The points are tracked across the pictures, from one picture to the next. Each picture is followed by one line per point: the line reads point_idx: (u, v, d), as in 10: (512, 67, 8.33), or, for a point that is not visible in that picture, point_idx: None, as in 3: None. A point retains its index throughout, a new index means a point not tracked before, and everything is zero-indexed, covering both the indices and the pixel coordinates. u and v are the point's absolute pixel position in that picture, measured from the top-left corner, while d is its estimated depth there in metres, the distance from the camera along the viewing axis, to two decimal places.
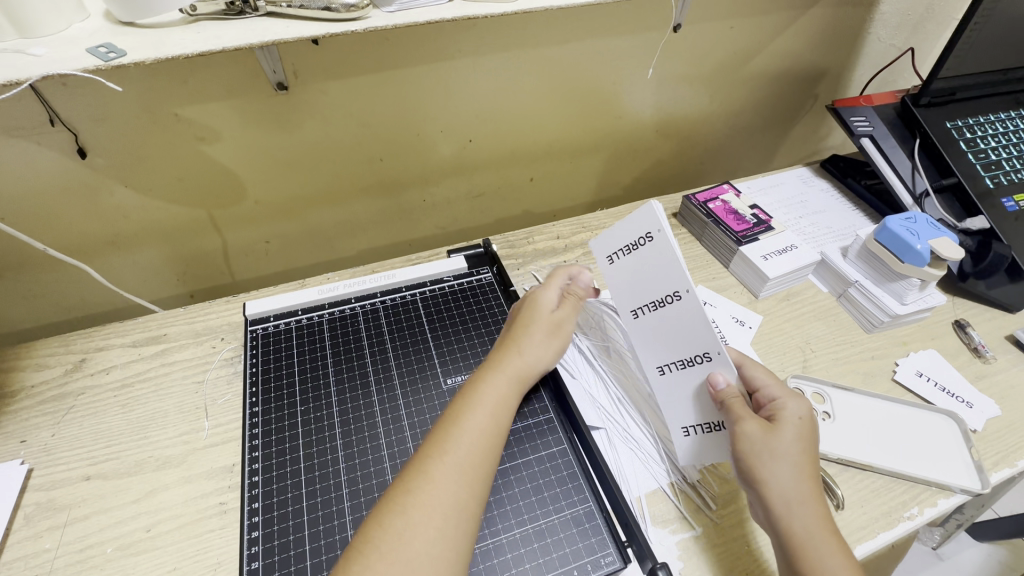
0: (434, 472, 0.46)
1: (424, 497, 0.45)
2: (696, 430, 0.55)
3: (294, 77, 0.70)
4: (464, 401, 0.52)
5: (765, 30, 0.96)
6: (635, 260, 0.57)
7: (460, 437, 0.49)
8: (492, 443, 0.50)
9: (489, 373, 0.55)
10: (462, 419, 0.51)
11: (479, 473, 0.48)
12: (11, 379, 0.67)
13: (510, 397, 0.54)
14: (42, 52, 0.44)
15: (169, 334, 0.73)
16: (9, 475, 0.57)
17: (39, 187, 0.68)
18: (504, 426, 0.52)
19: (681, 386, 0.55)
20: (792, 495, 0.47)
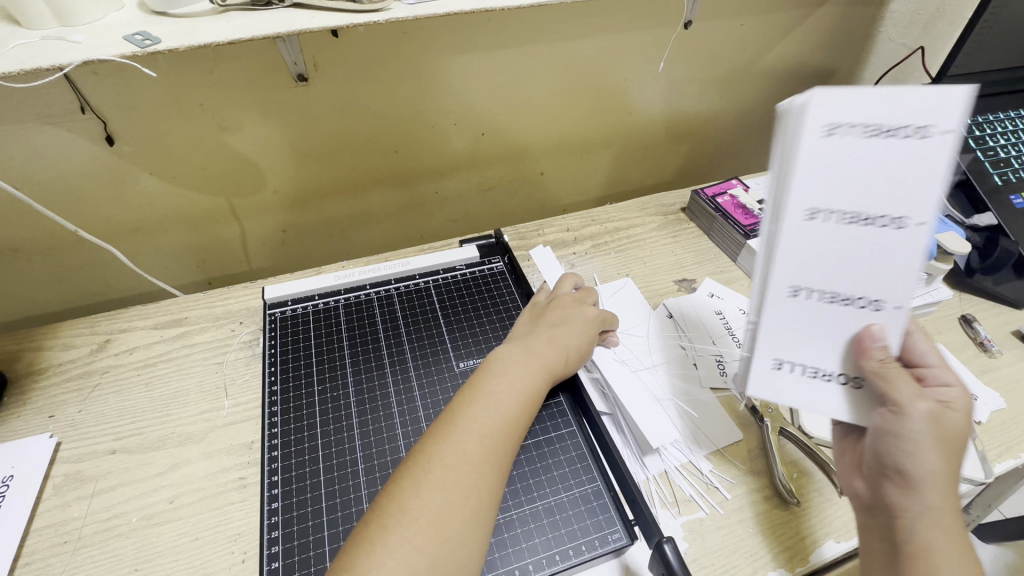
0: (465, 450, 0.47)
1: (460, 474, 0.45)
2: (792, 367, 0.44)
3: (313, 69, 0.72)
4: (498, 384, 0.53)
5: (775, 27, 0.97)
6: (874, 149, 0.38)
7: (490, 419, 0.50)
8: (517, 424, 0.51)
9: (515, 356, 0.56)
10: (495, 401, 0.51)
11: (507, 458, 0.49)
12: (38, 357, 0.69)
13: (540, 385, 0.55)
14: (81, 39, 0.47)
15: (190, 317, 0.75)
16: (38, 447, 0.60)
17: (67, 173, 0.71)
18: (528, 408, 0.53)
19: (811, 319, 0.43)
20: (945, 489, 0.39)
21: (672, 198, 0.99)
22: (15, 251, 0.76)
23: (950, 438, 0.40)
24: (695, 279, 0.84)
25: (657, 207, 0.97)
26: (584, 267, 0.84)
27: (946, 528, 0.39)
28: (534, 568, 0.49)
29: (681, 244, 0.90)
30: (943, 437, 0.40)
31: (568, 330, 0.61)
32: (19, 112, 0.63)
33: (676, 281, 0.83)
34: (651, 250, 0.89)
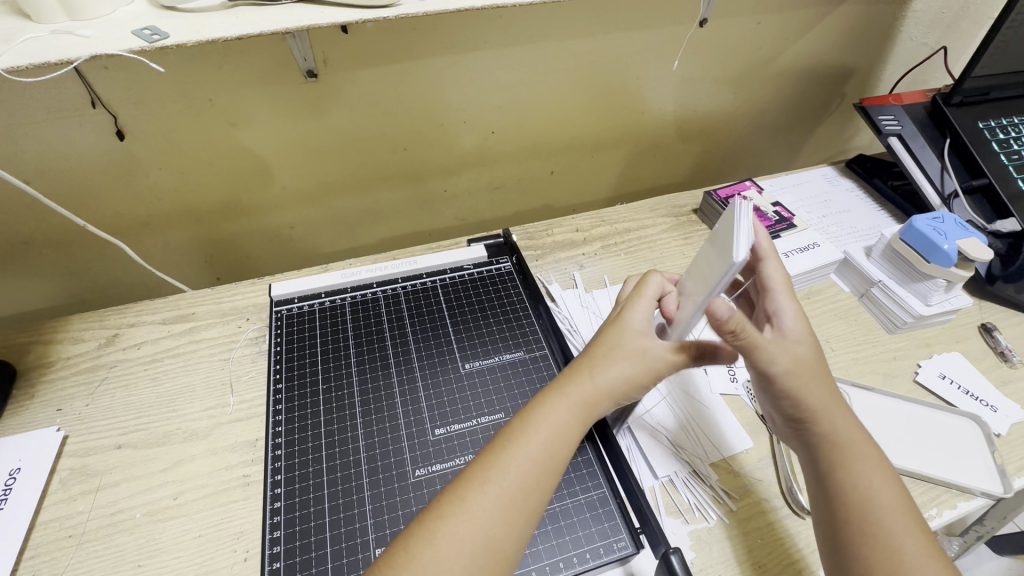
0: (469, 500, 0.44)
1: (456, 530, 0.42)
2: None
3: (323, 65, 0.71)
4: (520, 430, 0.48)
5: (793, 26, 0.95)
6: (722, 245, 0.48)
7: (508, 470, 0.46)
8: (542, 477, 0.46)
9: (551, 395, 0.51)
10: (512, 447, 0.47)
11: (520, 512, 0.44)
12: (48, 350, 0.70)
13: (572, 427, 0.49)
14: (90, 33, 0.46)
15: (198, 312, 0.75)
16: (45, 440, 0.60)
17: (78, 167, 0.71)
18: (558, 459, 0.48)
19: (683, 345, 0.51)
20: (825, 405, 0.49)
21: (684, 199, 0.98)
22: (27, 245, 0.76)
23: (795, 363, 0.48)
24: None
25: (668, 208, 0.96)
26: (594, 268, 0.83)
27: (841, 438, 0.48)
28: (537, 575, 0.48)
29: (692, 246, 0.89)
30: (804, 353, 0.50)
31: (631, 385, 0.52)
32: (31, 107, 0.63)
33: None
34: (662, 251, 0.87)
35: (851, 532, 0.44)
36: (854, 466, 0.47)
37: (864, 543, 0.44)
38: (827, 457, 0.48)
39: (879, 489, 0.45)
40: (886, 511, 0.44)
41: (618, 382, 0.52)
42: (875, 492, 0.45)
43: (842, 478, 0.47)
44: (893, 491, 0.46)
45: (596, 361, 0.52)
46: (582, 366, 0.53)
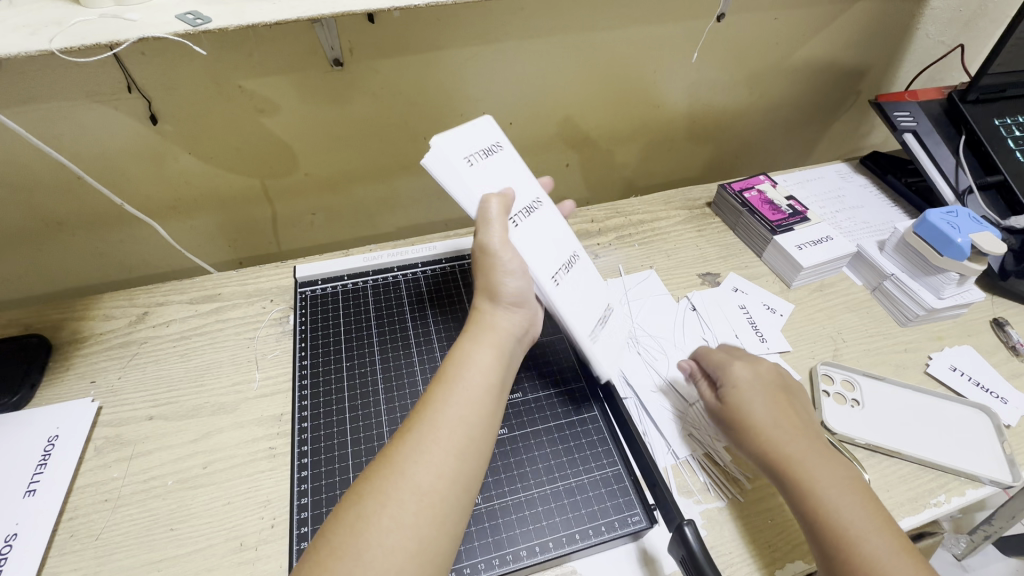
0: (393, 457, 0.43)
1: (386, 484, 0.41)
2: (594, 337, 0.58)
3: (349, 54, 0.73)
4: (440, 381, 0.48)
5: (810, 22, 0.96)
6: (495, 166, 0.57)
7: (428, 422, 0.45)
8: (469, 414, 0.46)
9: (462, 341, 0.52)
10: (433, 397, 0.47)
11: (447, 452, 0.43)
12: (82, 325, 0.73)
13: (489, 363, 0.50)
14: (137, 17, 0.48)
15: (224, 293, 0.77)
16: (81, 410, 0.62)
17: (111, 149, 0.73)
18: (479, 393, 0.47)
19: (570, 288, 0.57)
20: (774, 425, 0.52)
21: (698, 193, 0.99)
22: (61, 226, 0.79)
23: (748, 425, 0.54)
24: (720, 274, 0.84)
25: (682, 201, 0.97)
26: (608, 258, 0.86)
27: (800, 455, 0.50)
28: (554, 545, 0.50)
29: (705, 238, 0.90)
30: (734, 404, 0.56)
31: (508, 284, 0.53)
32: (71, 91, 0.66)
33: (700, 275, 0.84)
34: (675, 243, 0.89)
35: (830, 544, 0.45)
36: (811, 476, 0.48)
37: (841, 552, 0.44)
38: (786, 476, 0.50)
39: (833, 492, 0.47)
40: (845, 513, 0.46)
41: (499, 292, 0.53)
42: (828, 497, 0.47)
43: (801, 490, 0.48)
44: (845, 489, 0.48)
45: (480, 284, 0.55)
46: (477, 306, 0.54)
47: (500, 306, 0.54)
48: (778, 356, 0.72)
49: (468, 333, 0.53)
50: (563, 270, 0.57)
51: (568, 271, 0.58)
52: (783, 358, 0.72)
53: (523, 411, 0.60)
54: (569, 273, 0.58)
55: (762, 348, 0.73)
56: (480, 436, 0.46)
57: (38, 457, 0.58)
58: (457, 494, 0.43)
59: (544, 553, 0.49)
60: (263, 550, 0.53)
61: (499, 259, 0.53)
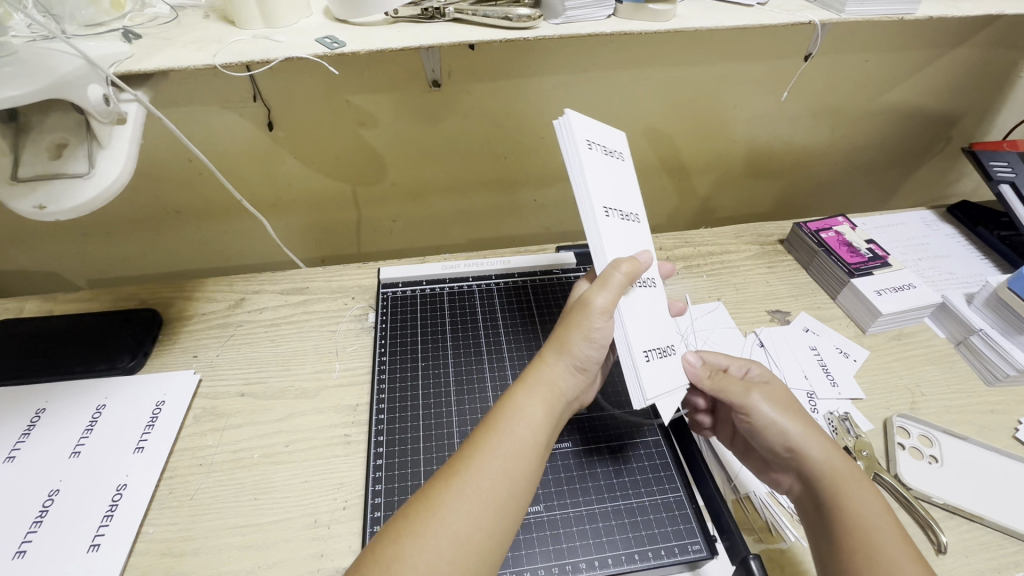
0: (436, 498, 0.42)
1: (423, 528, 0.40)
2: (652, 355, 0.52)
3: (447, 76, 0.79)
4: (488, 429, 0.46)
5: (903, 65, 0.94)
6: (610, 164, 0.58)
7: (479, 471, 0.43)
8: (518, 466, 0.44)
9: (520, 384, 0.49)
10: (484, 442, 0.45)
11: (490, 502, 0.42)
12: (189, 305, 0.80)
13: (542, 418, 0.47)
14: (282, 39, 0.55)
15: (311, 287, 0.84)
16: (184, 380, 0.69)
17: (231, 150, 0.82)
18: (531, 445, 0.45)
19: (664, 372, 0.52)
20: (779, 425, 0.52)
21: (771, 229, 0.98)
22: (178, 215, 0.88)
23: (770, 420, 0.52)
24: (790, 312, 0.83)
25: (754, 236, 0.97)
26: (675, 286, 0.86)
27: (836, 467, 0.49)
28: (614, 562, 0.51)
29: (777, 275, 0.89)
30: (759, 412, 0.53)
31: (581, 346, 0.50)
32: (208, 97, 0.75)
33: (769, 312, 0.83)
34: (744, 277, 0.89)
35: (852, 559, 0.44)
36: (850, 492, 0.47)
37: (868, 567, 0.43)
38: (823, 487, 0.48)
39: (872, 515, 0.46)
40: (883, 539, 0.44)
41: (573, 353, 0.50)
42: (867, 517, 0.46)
43: (841, 507, 0.47)
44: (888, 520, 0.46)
45: (563, 337, 0.51)
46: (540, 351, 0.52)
47: (563, 362, 0.50)
48: (850, 403, 0.70)
49: (522, 382, 0.50)
50: (665, 351, 0.54)
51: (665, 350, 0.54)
52: (855, 405, 0.70)
53: (588, 427, 0.61)
54: (666, 353, 0.54)
55: (833, 393, 0.71)
56: (524, 491, 0.44)
57: (147, 418, 0.65)
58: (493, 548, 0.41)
59: (603, 568, 0.50)
60: (334, 529, 0.56)
61: (587, 320, 0.50)
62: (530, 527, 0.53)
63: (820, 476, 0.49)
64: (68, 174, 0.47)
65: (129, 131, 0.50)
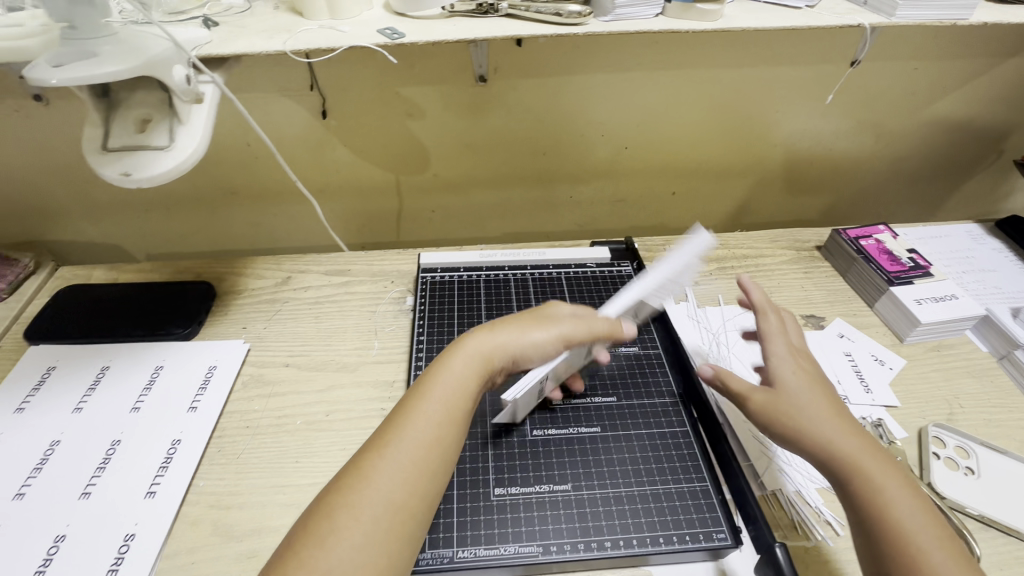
0: (367, 470, 0.44)
1: (355, 500, 0.42)
2: (539, 380, 0.57)
3: (493, 72, 0.82)
4: (411, 403, 0.49)
5: (954, 74, 0.93)
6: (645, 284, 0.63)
7: (408, 443, 0.46)
8: (443, 435, 0.47)
9: (445, 359, 0.52)
10: (408, 415, 0.48)
11: (422, 468, 0.45)
12: (240, 280, 0.85)
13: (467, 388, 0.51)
14: (346, 29, 0.59)
15: (353, 269, 0.87)
16: (235, 348, 0.74)
17: (286, 136, 0.87)
18: (456, 415, 0.49)
19: (532, 393, 0.57)
20: (816, 410, 0.50)
21: (808, 235, 0.98)
22: (233, 196, 0.93)
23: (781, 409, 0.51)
24: (825, 317, 0.83)
25: (790, 242, 0.96)
26: (708, 286, 0.87)
27: (857, 452, 0.48)
28: (638, 543, 0.52)
29: (812, 281, 0.89)
30: (787, 396, 0.51)
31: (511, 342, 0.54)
32: (269, 85, 0.80)
33: (803, 316, 0.82)
34: (779, 281, 0.88)
35: (893, 556, 0.43)
36: (877, 487, 0.46)
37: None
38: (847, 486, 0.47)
39: (903, 510, 0.45)
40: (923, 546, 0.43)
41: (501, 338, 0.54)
42: (895, 513, 0.45)
43: (867, 500, 0.46)
44: (923, 515, 0.45)
45: (498, 327, 0.55)
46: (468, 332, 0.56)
47: (487, 337, 0.54)
48: (884, 410, 0.70)
49: (444, 357, 0.53)
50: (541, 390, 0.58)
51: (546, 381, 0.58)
52: (889, 412, 0.69)
53: (617, 415, 0.62)
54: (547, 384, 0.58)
55: (866, 399, 0.70)
56: (449, 455, 0.48)
57: (200, 381, 0.69)
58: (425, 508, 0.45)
59: (627, 548, 0.51)
60: None
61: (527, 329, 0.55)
62: (557, 504, 0.54)
63: (840, 466, 0.48)
64: (150, 146, 0.51)
65: (205, 110, 0.55)
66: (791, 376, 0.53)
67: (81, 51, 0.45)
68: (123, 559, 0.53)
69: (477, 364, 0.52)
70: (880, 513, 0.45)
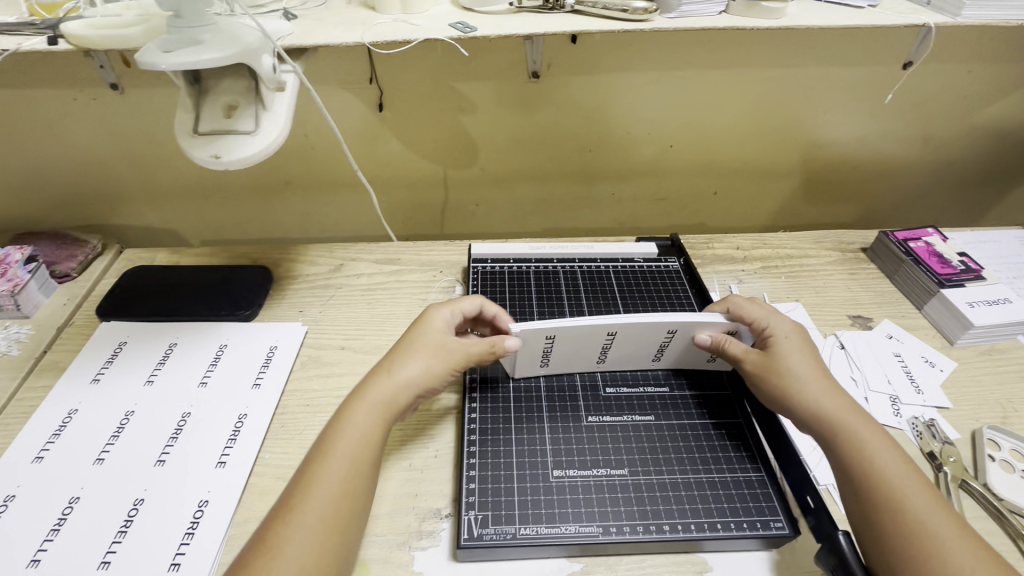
0: (279, 534, 0.44)
1: (268, 566, 0.42)
2: (544, 341, 0.60)
3: (546, 69, 0.84)
4: (321, 457, 0.49)
5: (1009, 78, 0.92)
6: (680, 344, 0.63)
7: (323, 499, 0.46)
8: (355, 482, 0.48)
9: (350, 406, 0.52)
10: (318, 470, 0.48)
11: (339, 521, 0.46)
12: (294, 266, 0.88)
13: (373, 431, 0.51)
14: (420, 23, 0.61)
15: (403, 259, 0.90)
16: (294, 330, 0.76)
17: (341, 128, 0.89)
18: (363, 461, 0.49)
19: (534, 345, 0.60)
20: (799, 365, 0.56)
21: (853, 237, 0.97)
22: (287, 185, 0.97)
23: (771, 368, 0.57)
24: (872, 318, 0.82)
25: (835, 243, 0.96)
26: (753, 284, 0.87)
27: (838, 408, 0.53)
28: (696, 528, 0.53)
29: (859, 282, 0.88)
30: (777, 355, 0.58)
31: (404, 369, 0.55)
32: (330, 79, 0.83)
33: (850, 316, 0.82)
34: (825, 282, 0.88)
35: (867, 488, 0.48)
36: (858, 436, 0.51)
37: (885, 510, 0.46)
38: (826, 433, 0.53)
39: (881, 454, 0.50)
40: (898, 481, 0.48)
41: (401, 376, 0.55)
42: (876, 456, 0.49)
43: (850, 454, 0.50)
44: (903, 463, 0.49)
45: (394, 360, 0.56)
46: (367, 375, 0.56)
47: (372, 379, 0.54)
48: (935, 411, 0.69)
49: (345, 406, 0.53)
50: (545, 359, 0.63)
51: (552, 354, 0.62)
52: (941, 413, 0.69)
53: (670, 404, 0.63)
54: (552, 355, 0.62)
55: (918, 399, 0.70)
56: (363, 502, 0.48)
57: (262, 360, 0.72)
58: (341, 543, 0.45)
59: (685, 532, 0.52)
60: None
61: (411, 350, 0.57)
62: (615, 488, 0.56)
63: (822, 423, 0.53)
64: (237, 131, 0.54)
65: (287, 97, 0.57)
66: (781, 340, 0.59)
67: (187, 39, 0.49)
68: (198, 523, 0.56)
69: (380, 405, 0.53)
70: (859, 456, 0.50)
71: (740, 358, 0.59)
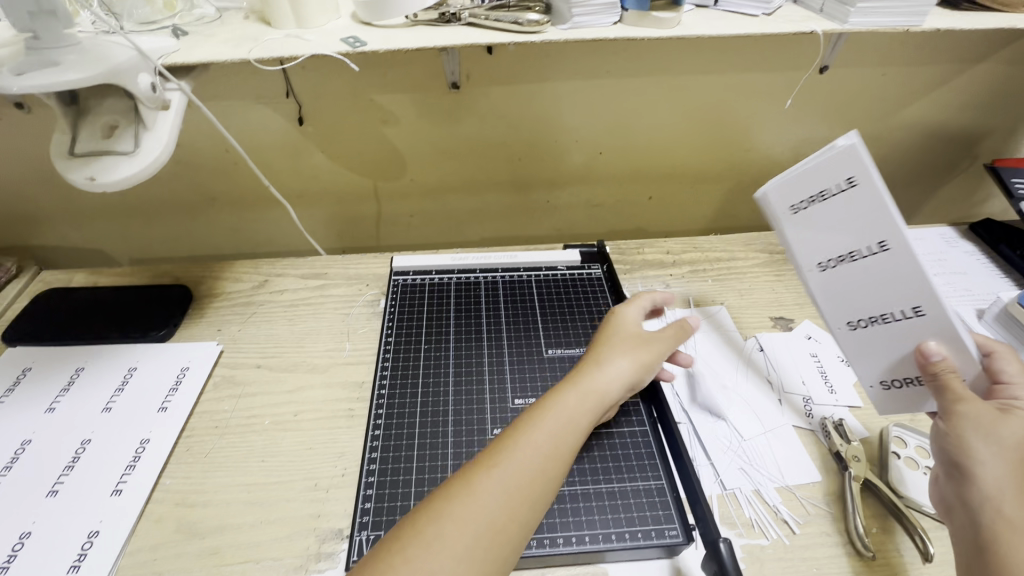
0: (476, 484, 0.43)
1: (454, 508, 0.42)
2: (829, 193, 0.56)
3: (465, 79, 0.84)
4: (530, 424, 0.48)
5: (923, 79, 0.94)
6: (897, 330, 0.57)
7: (530, 460, 0.45)
8: (557, 463, 0.47)
9: (562, 388, 0.52)
10: (524, 436, 0.47)
11: (532, 493, 0.44)
12: (217, 284, 0.87)
13: (583, 420, 0.50)
14: (312, 38, 0.61)
15: (329, 273, 0.89)
16: (207, 350, 0.75)
17: (264, 142, 0.88)
18: (569, 446, 0.48)
19: (824, 183, 0.56)
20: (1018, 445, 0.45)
21: None
22: (215, 200, 0.95)
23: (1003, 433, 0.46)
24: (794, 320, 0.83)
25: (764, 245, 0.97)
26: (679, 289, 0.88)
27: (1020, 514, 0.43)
28: (591, 540, 0.53)
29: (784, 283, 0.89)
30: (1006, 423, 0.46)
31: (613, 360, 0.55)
32: (248, 93, 0.82)
33: (772, 319, 0.83)
34: (750, 284, 0.89)
35: None
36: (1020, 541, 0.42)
37: None
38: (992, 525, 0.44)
39: None
40: None
41: (617, 374, 0.55)
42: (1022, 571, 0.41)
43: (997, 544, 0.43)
44: None
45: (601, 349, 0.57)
46: (591, 359, 0.56)
47: (599, 370, 0.54)
48: (847, 410, 0.70)
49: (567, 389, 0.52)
50: (812, 200, 0.58)
51: (830, 202, 0.56)
52: (852, 412, 0.70)
53: None
54: (826, 201, 0.57)
55: (829, 399, 0.71)
56: (558, 482, 0.47)
57: (171, 382, 0.70)
58: (532, 517, 0.44)
59: (579, 544, 0.52)
60: (331, 493, 0.60)
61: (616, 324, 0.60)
62: None
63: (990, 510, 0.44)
64: (115, 151, 0.53)
65: (171, 117, 0.56)
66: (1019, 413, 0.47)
67: (46, 60, 0.48)
68: (84, 556, 0.54)
69: (595, 397, 0.52)
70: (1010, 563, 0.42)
71: (960, 394, 0.49)
